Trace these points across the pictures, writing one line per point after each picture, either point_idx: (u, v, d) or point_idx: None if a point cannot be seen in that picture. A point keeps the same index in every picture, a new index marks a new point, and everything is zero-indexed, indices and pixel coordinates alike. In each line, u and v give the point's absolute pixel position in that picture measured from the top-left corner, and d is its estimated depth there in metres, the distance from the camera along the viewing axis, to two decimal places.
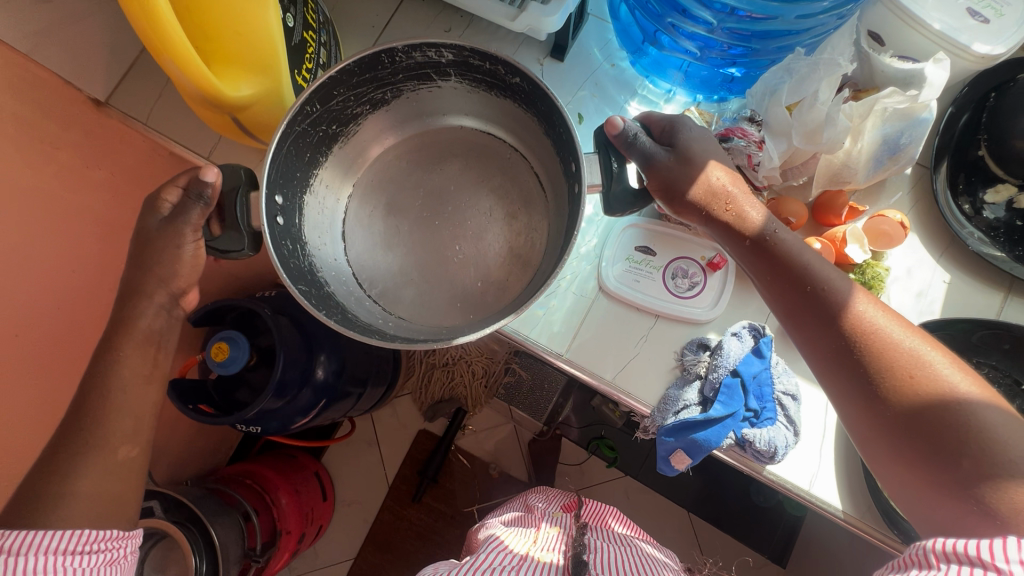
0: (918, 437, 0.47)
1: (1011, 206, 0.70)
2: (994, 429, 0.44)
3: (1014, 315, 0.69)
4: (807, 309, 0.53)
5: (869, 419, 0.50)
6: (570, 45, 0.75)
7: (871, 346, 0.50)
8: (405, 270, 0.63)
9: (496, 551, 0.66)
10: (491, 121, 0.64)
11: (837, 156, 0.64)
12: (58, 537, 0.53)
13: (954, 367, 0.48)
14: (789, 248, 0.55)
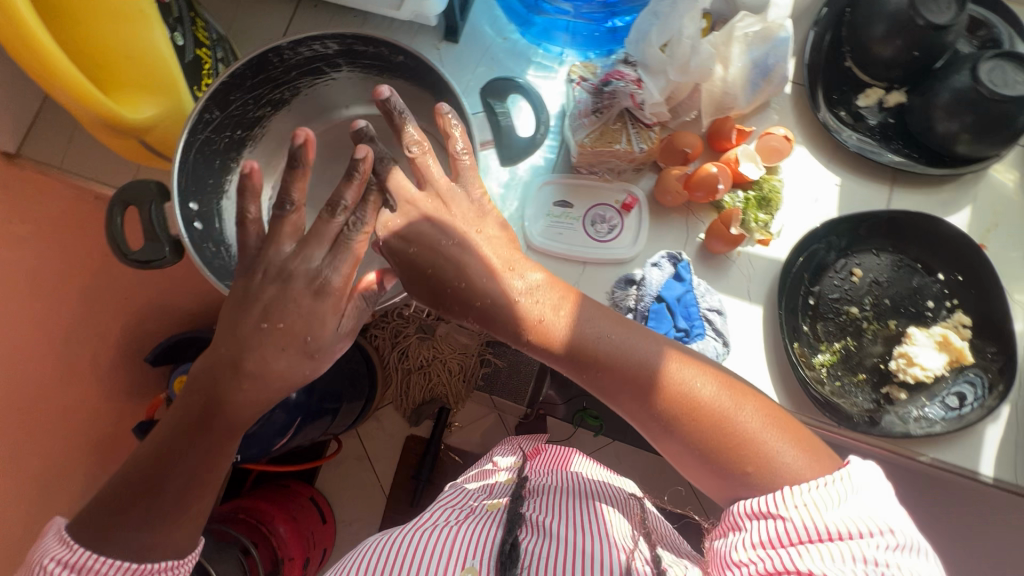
0: (712, 459, 0.52)
1: (882, 107, 0.77)
2: (791, 460, 0.50)
3: (902, 203, 0.75)
4: (625, 388, 0.54)
5: (708, 472, 0.54)
6: (461, 27, 0.80)
7: (649, 389, 0.54)
8: None
9: (441, 508, 0.75)
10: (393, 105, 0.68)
11: (716, 84, 0.70)
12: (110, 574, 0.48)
13: (748, 408, 0.52)
14: (591, 333, 0.55)
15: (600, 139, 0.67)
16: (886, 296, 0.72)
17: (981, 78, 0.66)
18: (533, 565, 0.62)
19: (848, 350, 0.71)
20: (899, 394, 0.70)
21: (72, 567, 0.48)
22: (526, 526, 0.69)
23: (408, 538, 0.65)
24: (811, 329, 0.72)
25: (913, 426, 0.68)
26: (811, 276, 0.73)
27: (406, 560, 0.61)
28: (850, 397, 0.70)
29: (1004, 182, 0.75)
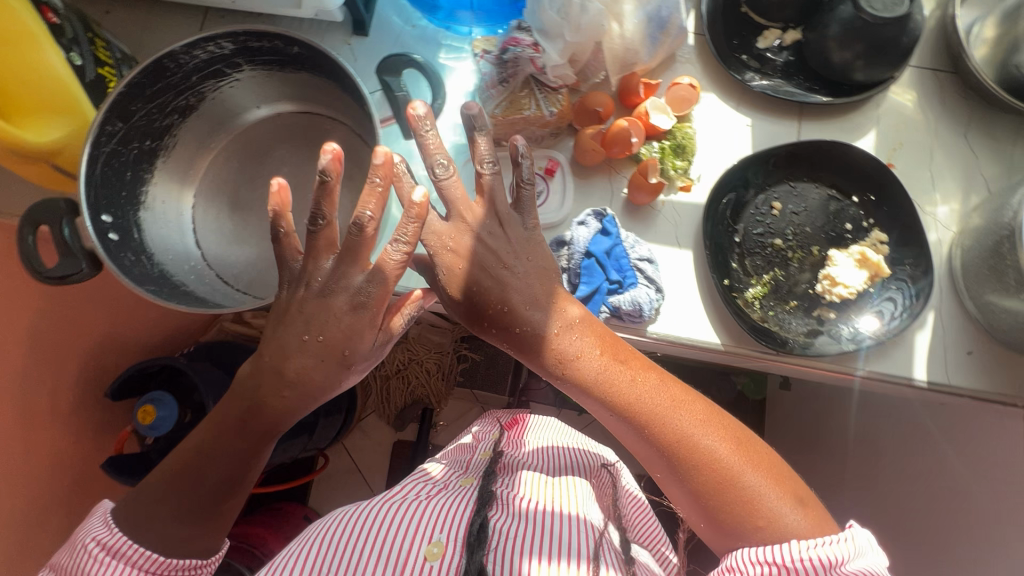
0: (716, 511, 0.56)
1: (781, 46, 0.80)
2: (724, 466, 0.56)
3: (811, 136, 0.79)
4: (574, 389, 0.61)
5: (653, 467, 0.60)
6: (369, 20, 0.81)
7: (668, 441, 0.57)
8: (263, 256, 0.67)
9: (417, 481, 0.75)
10: (305, 100, 0.69)
11: (615, 42, 0.72)
12: (144, 555, 0.51)
13: (689, 418, 0.58)
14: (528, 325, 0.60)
15: (510, 106, 0.70)
16: (807, 226, 0.75)
17: (861, 6, 0.69)
18: (499, 545, 0.61)
19: (778, 281, 0.74)
20: (830, 315, 0.72)
21: (112, 548, 0.51)
22: (495, 503, 0.69)
23: (379, 508, 0.65)
24: (740, 265, 0.74)
25: (845, 343, 0.70)
26: (733, 215, 0.75)
27: (374, 530, 0.61)
28: (784, 324, 0.72)
29: (904, 103, 0.79)
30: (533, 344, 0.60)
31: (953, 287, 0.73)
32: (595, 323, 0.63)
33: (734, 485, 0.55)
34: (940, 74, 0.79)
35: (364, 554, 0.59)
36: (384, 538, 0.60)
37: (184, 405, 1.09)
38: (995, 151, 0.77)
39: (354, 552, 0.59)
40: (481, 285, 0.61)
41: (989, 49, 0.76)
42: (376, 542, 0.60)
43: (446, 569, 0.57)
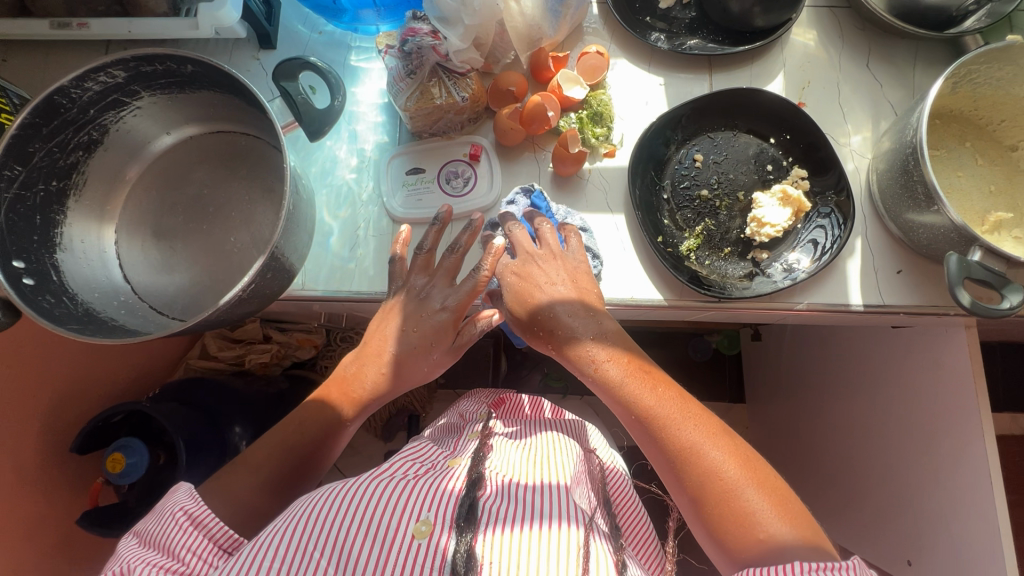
0: (713, 524, 0.53)
1: (682, 3, 0.81)
2: (727, 476, 0.54)
3: (723, 86, 0.80)
4: (602, 390, 0.64)
5: (662, 475, 0.59)
6: (275, 32, 0.81)
7: (676, 447, 0.57)
8: (192, 279, 0.66)
9: (404, 459, 0.69)
10: (215, 118, 0.68)
11: (517, 20, 0.72)
12: (221, 530, 0.57)
13: (699, 428, 0.57)
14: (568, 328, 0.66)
15: (421, 97, 0.70)
16: (731, 174, 0.77)
17: None
18: (490, 526, 0.57)
19: (711, 231, 0.76)
20: (763, 255, 0.75)
21: (197, 519, 0.57)
22: (488, 479, 0.65)
23: (368, 482, 0.60)
24: (670, 220, 0.76)
25: (780, 279, 0.73)
26: (659, 174, 0.77)
27: (361, 508, 0.56)
28: (721, 269, 0.74)
29: (806, 43, 0.81)
30: (574, 351, 0.65)
31: (875, 213, 0.76)
32: (619, 337, 0.65)
33: (733, 498, 0.52)
34: (836, 10, 0.82)
35: (351, 535, 0.54)
36: (372, 519, 0.55)
37: (156, 447, 1.07)
38: (898, 77, 0.80)
39: (339, 534, 0.54)
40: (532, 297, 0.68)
41: None
42: (363, 522, 0.55)
43: (434, 549, 0.54)
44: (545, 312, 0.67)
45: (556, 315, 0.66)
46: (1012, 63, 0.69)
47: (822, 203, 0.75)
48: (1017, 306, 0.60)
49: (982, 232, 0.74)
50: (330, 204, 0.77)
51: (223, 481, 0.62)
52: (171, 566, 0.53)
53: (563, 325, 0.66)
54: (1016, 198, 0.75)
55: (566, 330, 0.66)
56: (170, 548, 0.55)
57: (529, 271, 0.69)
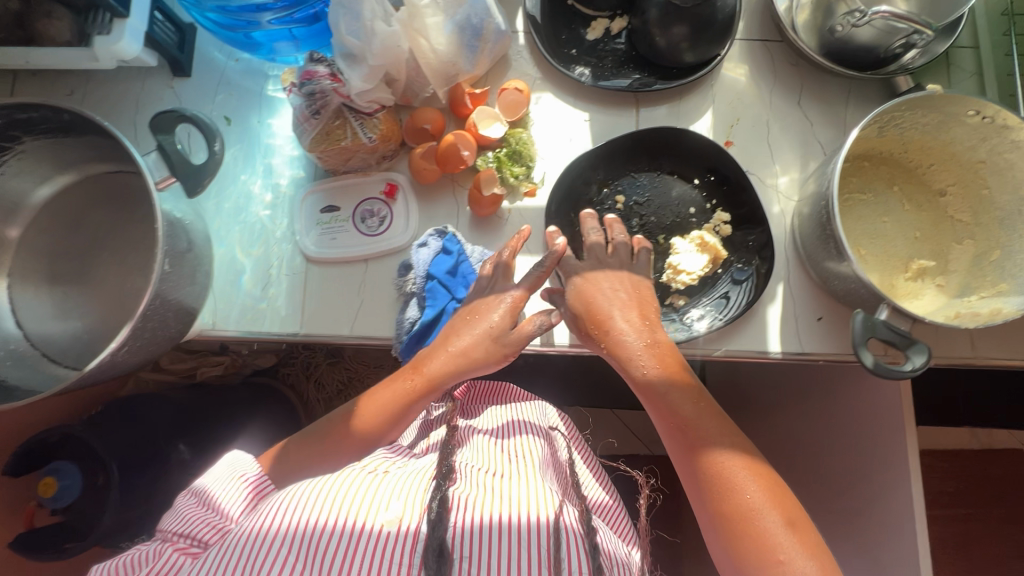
0: (731, 538, 0.52)
1: (610, 35, 0.79)
2: (753, 498, 0.53)
3: (650, 122, 0.78)
4: (646, 394, 0.62)
5: (687, 484, 0.58)
6: (189, 59, 0.78)
7: (707, 459, 0.56)
8: (87, 325, 0.65)
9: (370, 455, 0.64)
10: (90, 162, 0.65)
11: (430, 57, 0.69)
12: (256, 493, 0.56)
13: (733, 447, 0.56)
14: (619, 337, 0.64)
15: (326, 138, 0.68)
16: (656, 214, 0.75)
17: None
18: (462, 513, 0.49)
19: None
20: (680, 300, 0.74)
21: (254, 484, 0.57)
22: (458, 474, 0.57)
23: (330, 478, 0.53)
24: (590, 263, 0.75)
25: (696, 326, 0.72)
26: (579, 214, 0.76)
27: (323, 501, 0.49)
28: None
29: (737, 78, 0.79)
30: (621, 353, 0.63)
31: (798, 256, 0.74)
32: (663, 348, 0.63)
33: (757, 525, 0.51)
34: (770, 44, 0.79)
35: (316, 520, 0.47)
36: (333, 513, 0.48)
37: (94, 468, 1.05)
38: (829, 115, 0.78)
39: (305, 524, 0.47)
40: (595, 300, 0.67)
41: (810, 13, 0.76)
42: (331, 513, 0.48)
43: (404, 535, 0.47)
44: (598, 314, 0.66)
45: (613, 320, 0.65)
46: (937, 111, 0.67)
47: (740, 249, 0.75)
48: (919, 369, 0.59)
49: (905, 278, 0.73)
50: (243, 242, 0.75)
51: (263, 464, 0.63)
52: (219, 522, 0.53)
53: (615, 333, 0.64)
54: (940, 244, 0.74)
55: (621, 335, 0.64)
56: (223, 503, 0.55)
57: (594, 279, 0.69)
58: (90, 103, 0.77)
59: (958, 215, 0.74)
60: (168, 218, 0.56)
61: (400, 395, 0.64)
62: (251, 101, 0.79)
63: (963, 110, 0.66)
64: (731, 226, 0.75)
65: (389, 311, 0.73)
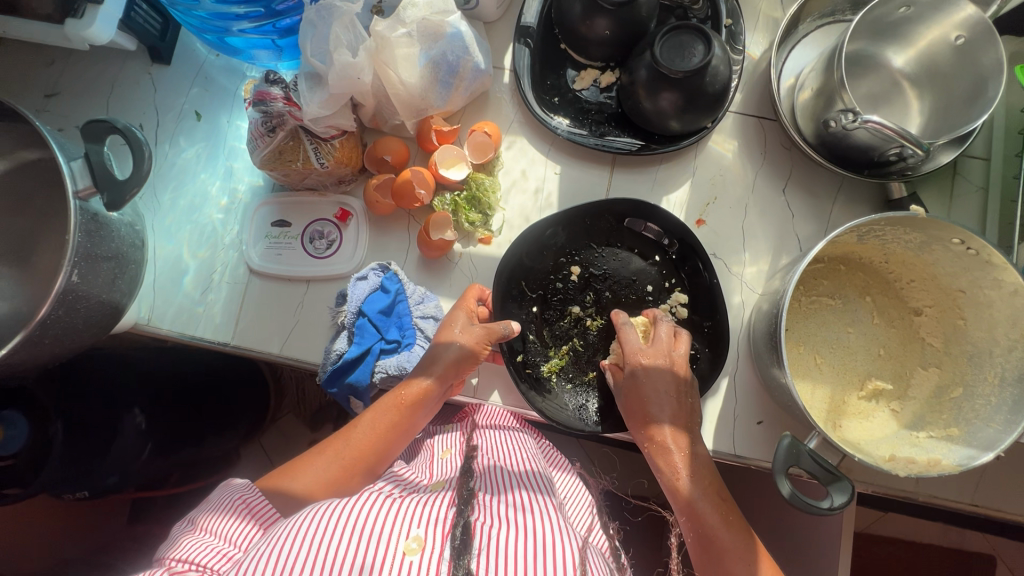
0: None
1: (599, 87, 0.75)
2: None
3: (623, 186, 0.75)
4: (709, 483, 0.58)
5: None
6: (170, 48, 0.77)
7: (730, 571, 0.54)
8: (15, 308, 0.65)
9: (390, 478, 0.60)
10: (24, 150, 0.64)
11: (400, 89, 0.67)
12: (254, 520, 0.52)
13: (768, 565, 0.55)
14: (668, 451, 0.59)
15: (279, 157, 0.66)
16: (613, 286, 0.73)
17: (658, 59, 0.65)
18: (487, 549, 0.45)
19: (578, 350, 0.72)
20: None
21: (251, 506, 0.53)
22: (479, 503, 0.52)
23: (356, 504, 0.50)
24: (538, 336, 0.72)
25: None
26: (533, 283, 0.73)
27: (349, 527, 0.46)
28: (584, 393, 0.71)
29: (723, 153, 0.75)
30: (661, 459, 0.60)
31: (749, 353, 0.71)
32: (704, 461, 0.59)
33: None
34: (764, 122, 0.75)
35: (336, 552, 0.44)
36: (352, 546, 0.44)
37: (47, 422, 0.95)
38: (813, 208, 0.73)
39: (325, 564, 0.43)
40: (645, 387, 0.62)
41: (811, 95, 0.70)
42: (357, 541, 0.45)
43: (429, 569, 0.43)
44: (649, 419, 0.61)
45: (657, 420, 0.61)
46: (919, 231, 0.62)
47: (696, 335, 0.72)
48: (837, 509, 0.55)
49: (858, 396, 0.69)
50: (191, 241, 0.75)
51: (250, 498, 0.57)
52: (231, 553, 0.48)
53: (659, 433, 0.60)
54: (904, 366, 0.70)
55: (664, 443, 0.60)
56: (220, 533, 0.50)
57: (651, 380, 0.62)
58: (67, 78, 0.77)
59: (929, 338, 0.69)
60: (89, 213, 0.55)
61: (388, 413, 0.62)
62: (224, 100, 0.77)
63: (947, 237, 0.61)
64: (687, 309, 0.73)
65: (321, 336, 0.72)
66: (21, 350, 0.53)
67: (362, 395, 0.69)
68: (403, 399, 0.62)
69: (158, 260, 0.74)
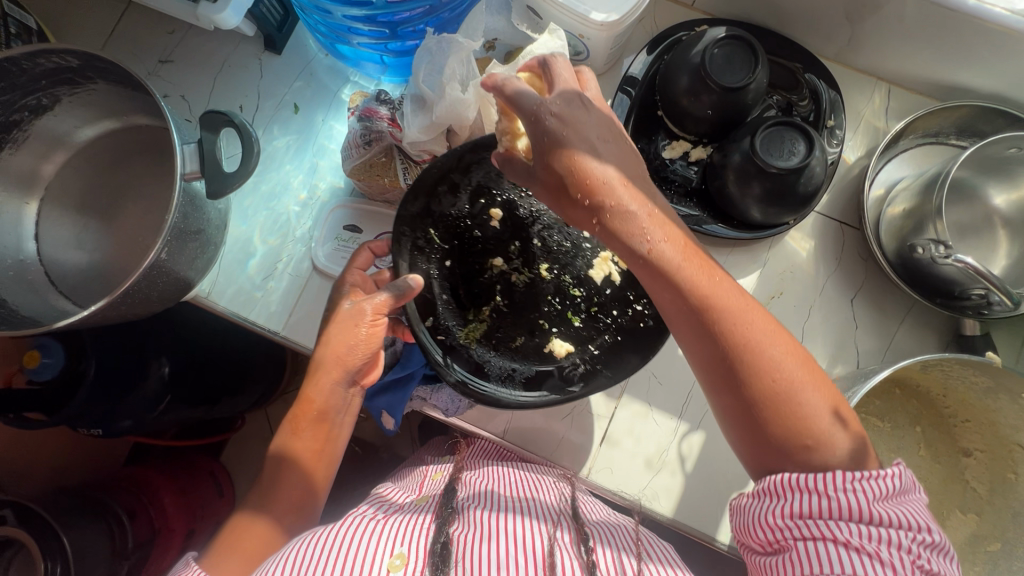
0: (759, 423, 0.49)
1: (687, 160, 0.76)
2: None
3: None
4: (684, 242, 0.52)
5: (709, 363, 0.51)
6: (284, 39, 0.80)
7: (735, 348, 0.49)
8: (93, 262, 0.67)
9: (375, 503, 0.62)
10: (136, 115, 0.68)
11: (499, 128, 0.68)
12: None
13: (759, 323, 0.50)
14: (624, 212, 0.50)
15: (368, 170, 0.68)
16: (527, 245, 0.67)
17: (756, 148, 0.65)
18: (462, 559, 0.48)
19: (501, 312, 0.66)
20: (561, 355, 0.65)
21: None
22: (458, 516, 0.55)
23: (339, 529, 0.51)
24: (452, 295, 0.66)
25: (573, 386, 0.63)
26: (449, 240, 0.66)
27: (333, 553, 0.47)
28: (505, 364, 0.65)
29: (798, 250, 0.74)
30: (626, 229, 0.50)
31: None
32: (667, 219, 0.52)
33: None
34: (846, 228, 0.74)
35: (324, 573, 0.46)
36: (342, 568, 0.46)
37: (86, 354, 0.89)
38: (879, 324, 0.72)
39: None
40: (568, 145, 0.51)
41: (902, 210, 0.69)
42: (344, 564, 0.46)
43: None
44: (589, 174, 0.50)
45: (597, 170, 0.50)
46: (990, 375, 0.61)
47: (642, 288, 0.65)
48: None
49: None
50: (264, 227, 0.77)
51: (240, 536, 0.55)
52: None
53: (603, 198, 0.50)
54: (942, 505, 0.68)
55: (621, 208, 0.50)
56: None
57: (575, 119, 0.51)
58: (183, 48, 0.80)
59: (974, 483, 0.67)
60: (188, 193, 0.57)
61: (296, 438, 0.61)
62: (324, 99, 0.80)
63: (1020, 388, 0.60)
64: None
65: None
66: (99, 313, 0.55)
67: (396, 412, 0.70)
68: (300, 419, 0.61)
69: (229, 240, 0.76)
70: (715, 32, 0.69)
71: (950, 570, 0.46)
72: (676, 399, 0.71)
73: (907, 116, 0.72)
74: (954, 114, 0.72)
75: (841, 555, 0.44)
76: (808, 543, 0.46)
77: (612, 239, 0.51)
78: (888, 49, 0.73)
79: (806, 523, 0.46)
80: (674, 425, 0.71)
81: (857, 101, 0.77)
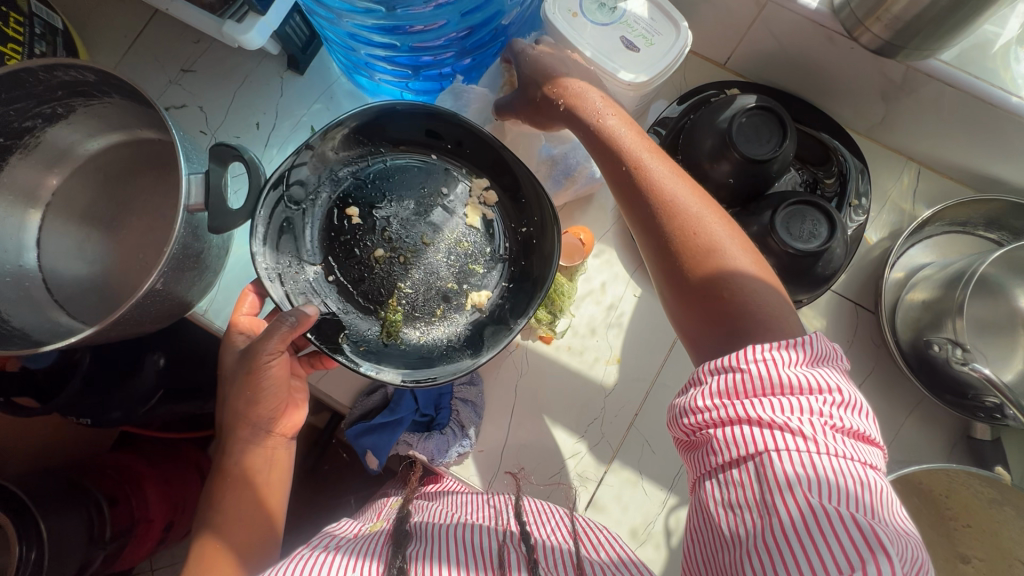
0: (691, 299, 0.49)
1: None
2: None
3: None
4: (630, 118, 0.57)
5: (643, 228, 0.52)
6: (308, 60, 0.79)
7: (665, 209, 0.50)
8: (91, 274, 0.67)
9: (324, 537, 0.57)
10: (144, 129, 0.67)
11: None
12: None
13: (686, 188, 0.52)
14: (578, 94, 0.57)
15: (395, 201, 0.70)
16: (401, 223, 0.66)
17: (776, 226, 0.63)
18: None
19: (408, 296, 0.65)
20: (485, 304, 0.66)
21: None
22: (413, 541, 0.52)
23: (285, 565, 0.48)
24: (350, 302, 0.64)
25: (506, 319, 0.64)
26: (323, 255, 0.64)
27: None
28: (439, 336, 0.65)
29: (810, 328, 0.72)
30: (577, 106, 0.56)
31: None
32: (619, 106, 0.58)
33: None
34: (860, 310, 0.72)
35: None
36: None
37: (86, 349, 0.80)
38: (887, 414, 0.69)
39: None
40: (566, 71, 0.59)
41: (919, 297, 0.66)
42: None
43: None
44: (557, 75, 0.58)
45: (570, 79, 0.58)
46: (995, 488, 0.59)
47: (518, 212, 0.67)
48: None
49: None
50: None
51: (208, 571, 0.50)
52: None
53: (571, 88, 0.57)
54: None
55: (582, 92, 0.57)
56: None
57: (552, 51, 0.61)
58: (206, 59, 0.80)
59: None
60: (190, 223, 0.56)
61: (222, 477, 0.55)
62: None
63: None
64: (495, 185, 0.68)
65: (355, 381, 0.71)
66: (89, 337, 0.54)
67: (381, 454, 0.68)
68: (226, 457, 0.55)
69: (232, 260, 0.75)
70: (744, 100, 0.68)
71: (866, 424, 0.43)
72: (667, 470, 0.69)
73: (936, 204, 0.70)
74: (984, 207, 0.70)
75: (757, 433, 0.42)
76: (727, 427, 0.44)
77: (572, 116, 0.56)
78: (922, 133, 0.71)
79: (727, 403, 0.44)
80: (663, 497, 0.69)
81: (885, 181, 0.75)
